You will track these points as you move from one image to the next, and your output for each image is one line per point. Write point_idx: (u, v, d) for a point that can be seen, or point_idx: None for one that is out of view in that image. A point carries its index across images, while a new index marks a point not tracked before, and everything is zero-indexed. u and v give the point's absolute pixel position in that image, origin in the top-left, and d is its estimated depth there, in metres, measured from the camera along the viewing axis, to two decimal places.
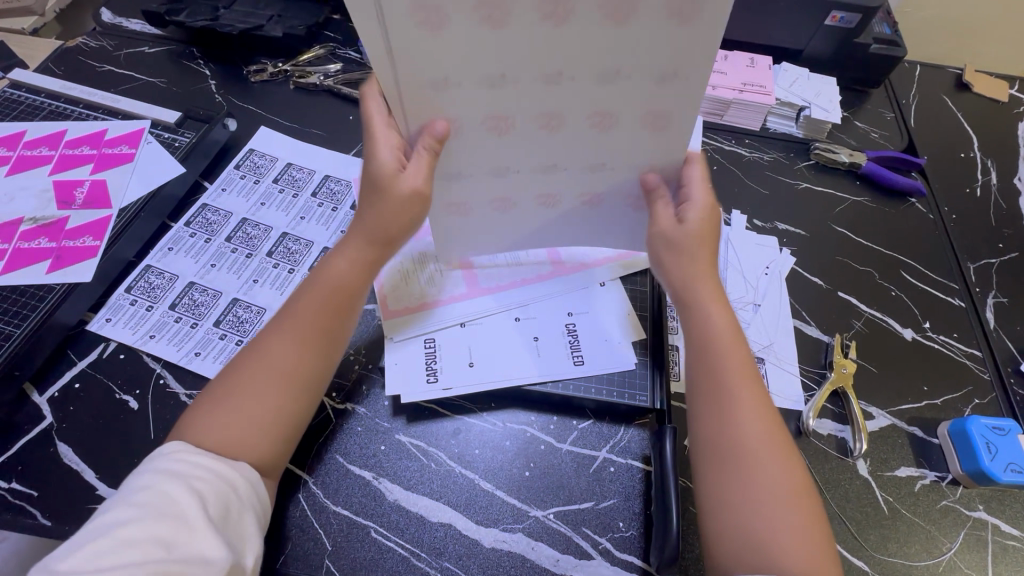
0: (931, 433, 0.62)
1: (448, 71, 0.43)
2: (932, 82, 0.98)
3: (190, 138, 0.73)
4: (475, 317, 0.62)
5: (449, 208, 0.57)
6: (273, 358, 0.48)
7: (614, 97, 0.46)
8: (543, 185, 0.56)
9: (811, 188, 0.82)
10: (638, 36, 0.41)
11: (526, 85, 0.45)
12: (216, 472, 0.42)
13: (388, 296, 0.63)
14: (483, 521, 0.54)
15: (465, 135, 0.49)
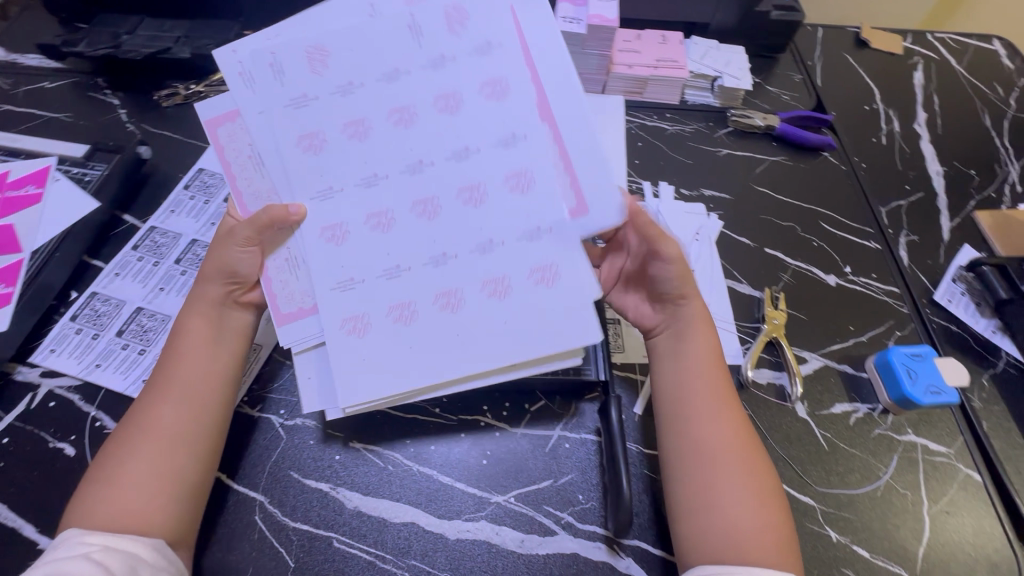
0: (860, 368, 0.66)
1: (330, 180, 0.52)
2: (833, 42, 1.04)
3: (101, 171, 0.70)
4: (376, 319, 0.52)
5: (349, 328, 0.52)
6: (156, 428, 0.49)
7: (472, 170, 0.53)
8: (439, 282, 0.52)
9: (732, 154, 0.85)
10: (468, 113, 0.53)
11: (395, 178, 0.53)
12: (113, 546, 0.43)
13: (279, 295, 0.54)
14: (445, 514, 0.54)
15: (353, 235, 0.52)
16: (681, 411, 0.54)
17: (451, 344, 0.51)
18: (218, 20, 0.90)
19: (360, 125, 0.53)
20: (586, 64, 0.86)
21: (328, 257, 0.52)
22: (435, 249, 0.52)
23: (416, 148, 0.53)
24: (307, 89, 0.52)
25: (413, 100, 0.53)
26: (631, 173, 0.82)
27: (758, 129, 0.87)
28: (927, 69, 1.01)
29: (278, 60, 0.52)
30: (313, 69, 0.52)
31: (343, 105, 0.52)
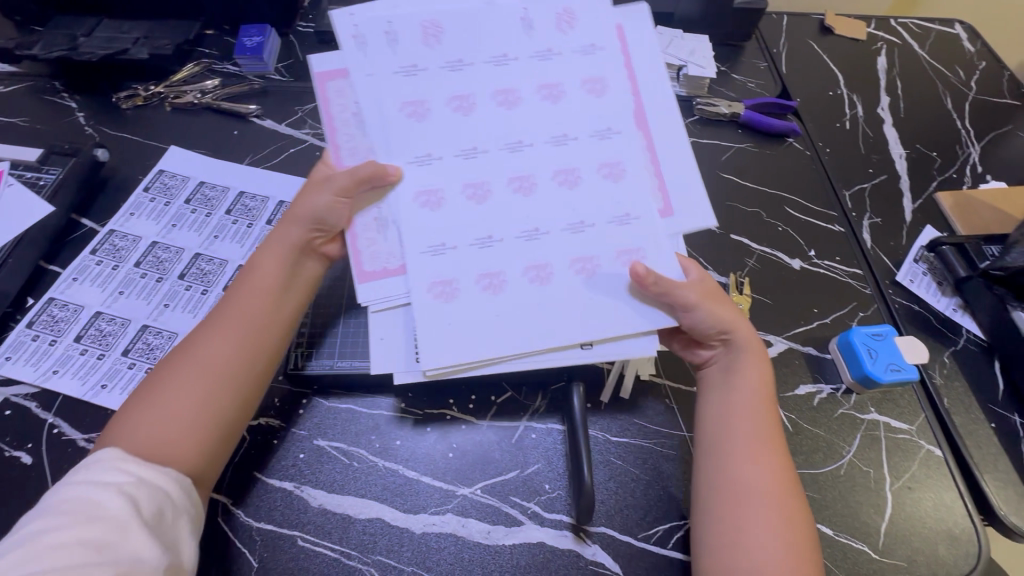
0: (824, 350, 0.67)
1: (431, 148, 0.54)
2: (798, 30, 1.04)
3: (56, 175, 0.69)
4: (463, 287, 0.51)
5: (435, 292, 0.51)
6: (203, 362, 0.50)
7: (567, 156, 0.55)
8: (531, 253, 0.52)
9: (698, 142, 0.86)
10: (565, 107, 0.56)
11: (495, 154, 0.54)
12: (140, 478, 0.43)
13: (364, 253, 0.53)
14: (411, 509, 0.54)
15: (449, 203, 0.53)
16: (724, 441, 0.53)
17: (538, 316, 0.50)
18: (177, 20, 0.89)
19: (465, 100, 0.55)
20: None
21: (417, 220, 0.52)
22: (528, 223, 0.53)
23: (518, 128, 0.55)
24: (419, 61, 0.55)
25: (517, 84, 0.56)
26: None
27: (723, 116, 0.87)
28: (890, 54, 1.02)
29: (394, 29, 0.55)
30: (426, 42, 0.55)
31: (453, 82, 0.55)
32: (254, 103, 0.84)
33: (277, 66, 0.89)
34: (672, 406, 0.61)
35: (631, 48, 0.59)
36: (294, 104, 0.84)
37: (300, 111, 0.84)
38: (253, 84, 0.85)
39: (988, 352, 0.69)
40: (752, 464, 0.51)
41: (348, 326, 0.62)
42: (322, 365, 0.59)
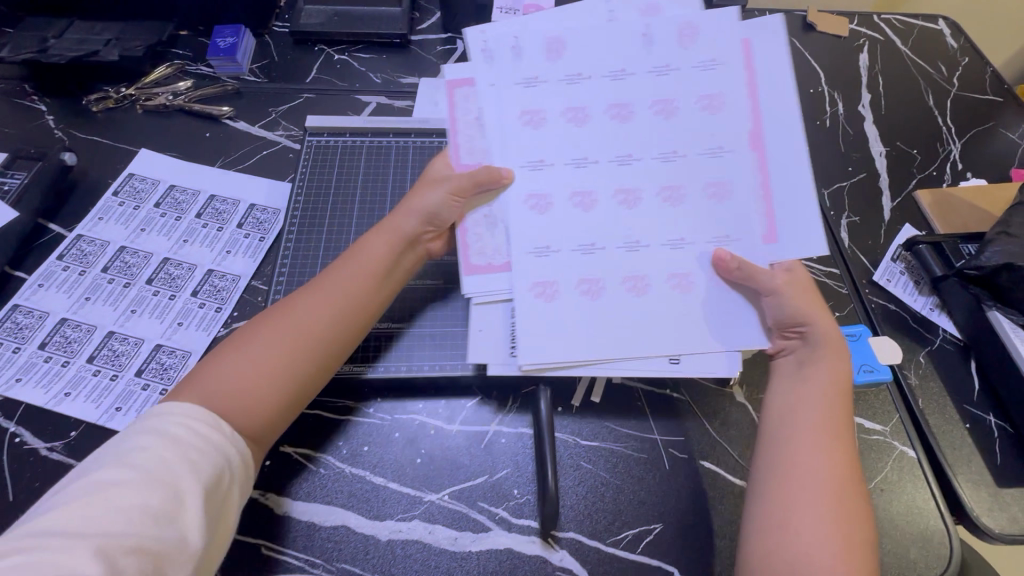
0: None
1: (544, 155, 0.53)
2: None
3: (22, 179, 0.68)
4: (563, 290, 0.51)
5: (538, 292, 0.51)
6: (291, 329, 0.50)
7: (675, 173, 0.53)
8: (631, 264, 0.52)
9: None
10: (679, 123, 0.53)
11: (603, 166, 0.53)
12: (209, 441, 0.43)
13: (472, 247, 0.54)
14: (377, 516, 0.53)
15: (553, 211, 0.53)
16: (789, 432, 0.49)
17: (634, 321, 0.51)
18: (151, 21, 0.88)
19: (579, 112, 0.54)
20: None
21: (527, 221, 0.53)
22: (627, 233, 0.52)
23: (629, 143, 0.53)
24: (539, 73, 0.54)
25: (633, 98, 0.54)
26: None
27: None
28: (873, 50, 1.02)
29: (520, 43, 0.55)
30: (550, 56, 0.55)
31: (571, 96, 0.54)
32: (227, 104, 0.83)
33: (252, 67, 0.88)
34: (644, 408, 0.61)
35: (755, 66, 0.53)
36: (268, 106, 0.83)
37: (274, 113, 0.83)
38: (227, 86, 0.84)
39: (964, 351, 0.68)
40: (818, 456, 0.47)
41: None
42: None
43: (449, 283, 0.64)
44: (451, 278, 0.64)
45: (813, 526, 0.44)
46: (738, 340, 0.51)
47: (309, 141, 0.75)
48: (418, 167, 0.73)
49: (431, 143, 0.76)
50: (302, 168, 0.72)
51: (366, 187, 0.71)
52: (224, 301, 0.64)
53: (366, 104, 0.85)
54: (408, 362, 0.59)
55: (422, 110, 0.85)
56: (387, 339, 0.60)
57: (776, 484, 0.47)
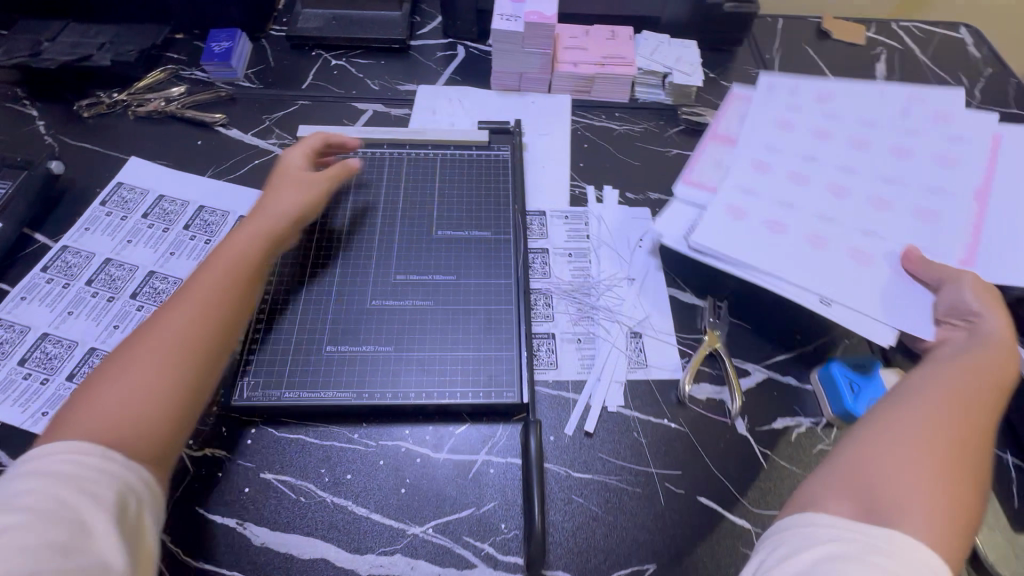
0: (804, 380, 0.63)
1: (779, 138, 0.68)
2: (794, 34, 1.00)
3: (6, 188, 0.67)
4: (727, 223, 0.61)
5: (729, 211, 0.62)
6: (158, 342, 0.47)
7: (898, 191, 0.62)
8: (815, 228, 0.61)
9: (682, 154, 0.82)
10: (919, 161, 0.64)
11: (823, 168, 0.65)
12: (103, 469, 0.39)
13: (694, 173, 0.68)
14: (358, 549, 0.51)
15: (814, 192, 0.63)
16: (921, 388, 0.49)
17: (811, 270, 0.58)
18: (146, 24, 0.86)
19: (826, 128, 0.68)
20: (528, 63, 0.82)
21: (748, 174, 0.65)
22: (824, 211, 0.62)
23: (858, 160, 0.65)
24: (830, 98, 0.71)
25: (880, 133, 0.67)
26: (575, 176, 0.78)
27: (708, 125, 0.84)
28: (890, 60, 0.98)
29: (833, 85, 0.71)
30: (829, 91, 0.71)
31: (858, 117, 0.69)
32: (221, 111, 0.81)
33: (247, 72, 0.86)
34: (639, 439, 0.58)
35: (1001, 154, 0.64)
36: (261, 113, 0.82)
37: (268, 120, 0.81)
38: (222, 92, 0.82)
39: None
40: (943, 412, 0.46)
41: (299, 353, 0.58)
42: (270, 397, 0.56)
43: (440, 305, 0.62)
44: (441, 299, 0.62)
45: (911, 470, 0.42)
46: (905, 319, 0.55)
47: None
48: (412, 181, 0.71)
49: (426, 155, 0.74)
50: None
51: (357, 200, 0.69)
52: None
53: (362, 112, 0.83)
54: (394, 387, 0.57)
55: (420, 120, 0.82)
56: (373, 363, 0.58)
57: (882, 426, 0.46)
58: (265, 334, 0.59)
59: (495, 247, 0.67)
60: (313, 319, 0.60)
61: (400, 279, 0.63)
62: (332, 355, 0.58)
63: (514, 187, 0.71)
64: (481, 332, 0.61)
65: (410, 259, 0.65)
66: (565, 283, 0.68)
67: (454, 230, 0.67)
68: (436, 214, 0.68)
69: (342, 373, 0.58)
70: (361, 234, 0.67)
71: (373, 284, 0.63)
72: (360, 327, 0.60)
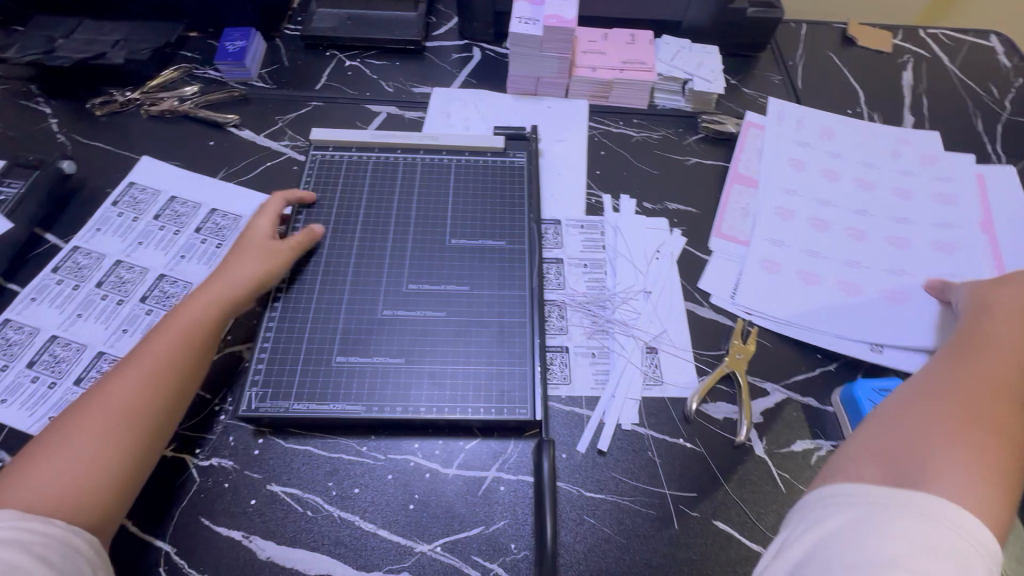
0: (825, 401, 0.61)
1: (795, 189, 0.76)
2: (818, 40, 0.97)
3: (17, 188, 0.66)
4: (768, 276, 0.69)
5: (765, 266, 0.69)
6: (101, 411, 0.49)
7: (906, 232, 0.73)
8: (846, 274, 0.69)
9: (700, 162, 0.80)
10: (913, 203, 0.76)
11: (839, 213, 0.74)
12: (52, 535, 0.42)
13: (725, 222, 0.74)
14: (364, 565, 0.50)
15: (834, 234, 0.72)
16: (943, 372, 0.52)
17: (850, 316, 0.66)
18: (160, 22, 0.85)
19: (831, 173, 0.77)
20: (546, 67, 0.80)
21: (774, 223, 0.73)
22: (850, 256, 0.70)
23: (865, 203, 0.75)
24: (825, 143, 0.81)
25: (875, 179, 0.77)
26: (591, 184, 0.77)
27: (729, 134, 0.82)
28: (917, 68, 0.95)
29: (830, 128, 0.83)
30: (826, 136, 0.82)
31: (853, 162, 0.79)
32: (233, 111, 0.80)
33: (261, 72, 0.85)
34: (654, 459, 0.57)
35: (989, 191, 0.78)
36: (274, 114, 0.80)
37: (281, 121, 0.80)
38: (235, 92, 0.81)
39: None
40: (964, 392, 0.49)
41: (308, 363, 0.57)
42: (277, 408, 0.55)
43: (452, 316, 0.61)
44: (454, 310, 0.61)
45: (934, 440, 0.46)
46: None
47: (314, 155, 0.72)
48: (425, 187, 0.70)
49: (440, 161, 0.72)
50: (304, 183, 0.69)
51: (370, 206, 0.68)
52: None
53: (375, 114, 0.82)
54: (405, 401, 0.56)
55: (434, 123, 0.81)
56: (384, 375, 0.57)
57: (909, 403, 0.50)
58: (274, 342, 0.58)
59: (509, 257, 0.65)
60: (323, 328, 0.59)
61: (412, 288, 0.62)
62: (343, 366, 0.57)
63: (529, 196, 0.70)
64: (494, 345, 0.59)
65: (423, 268, 0.64)
66: (580, 295, 0.66)
67: (467, 239, 0.66)
68: (449, 221, 0.67)
69: (352, 384, 0.56)
70: (374, 240, 0.65)
71: (385, 292, 0.62)
72: (371, 337, 0.59)
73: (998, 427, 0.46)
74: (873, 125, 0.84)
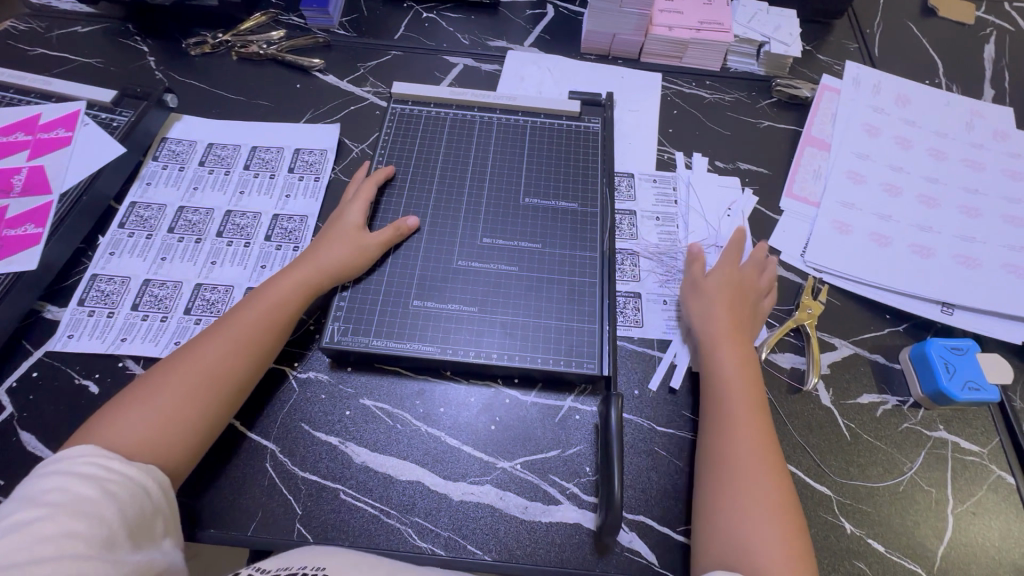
0: (892, 359, 0.63)
1: (867, 153, 0.75)
2: (897, 9, 0.95)
3: (128, 118, 0.70)
4: (839, 236, 0.69)
5: (836, 228, 0.70)
6: (188, 372, 0.50)
7: (979, 200, 0.72)
8: (918, 237, 0.69)
9: (773, 126, 0.80)
10: (991, 171, 0.75)
11: (912, 178, 0.74)
12: (127, 475, 0.43)
13: (795, 183, 0.74)
14: (451, 476, 0.54)
15: (908, 199, 0.72)
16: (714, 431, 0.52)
17: (922, 278, 0.66)
18: None
19: (904, 140, 0.77)
20: (624, 24, 0.81)
21: (845, 186, 0.73)
22: (921, 220, 0.70)
23: (938, 170, 0.74)
24: (893, 111, 0.79)
25: (948, 149, 0.76)
26: (663, 142, 0.78)
27: (804, 99, 0.81)
28: (999, 41, 0.93)
29: (904, 96, 0.81)
30: (899, 103, 0.80)
31: (926, 130, 0.78)
32: (318, 57, 0.83)
33: (342, 20, 0.88)
34: None
35: None
36: (356, 61, 0.83)
37: (362, 68, 0.82)
38: (319, 38, 0.84)
39: None
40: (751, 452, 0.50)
41: (401, 296, 0.61)
42: (358, 344, 0.58)
43: (530, 268, 0.63)
44: (532, 265, 0.63)
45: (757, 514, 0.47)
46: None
47: (393, 109, 0.74)
48: (504, 141, 0.72)
49: (516, 121, 0.74)
50: (385, 133, 0.72)
51: (450, 155, 0.71)
52: (299, 241, 0.66)
53: (452, 65, 0.84)
54: (477, 347, 0.58)
55: (510, 76, 0.83)
56: (462, 322, 0.60)
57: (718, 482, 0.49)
58: (354, 287, 0.61)
59: (585, 210, 0.67)
60: (401, 276, 0.62)
61: (485, 243, 0.65)
62: (421, 310, 0.60)
63: (602, 156, 0.71)
64: (574, 288, 0.62)
65: (496, 225, 0.66)
66: (654, 246, 0.68)
67: (539, 199, 0.68)
68: (527, 179, 0.70)
69: (442, 323, 0.59)
70: (452, 185, 0.68)
71: (460, 244, 0.64)
72: (446, 285, 0.62)
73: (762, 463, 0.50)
74: (946, 93, 0.82)
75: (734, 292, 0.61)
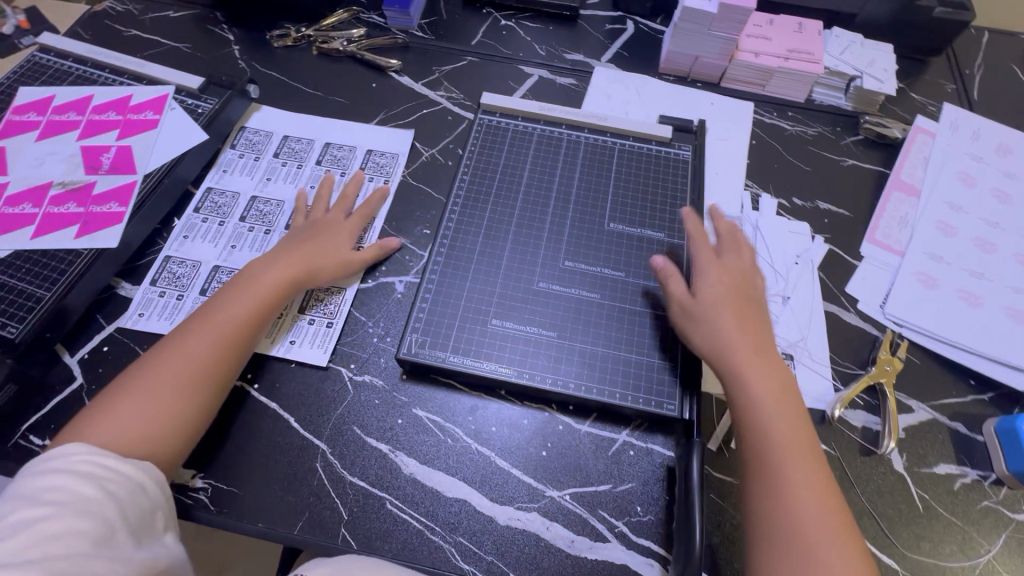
0: (975, 430, 0.58)
1: (960, 204, 0.70)
2: (1000, 50, 0.90)
3: (212, 105, 0.72)
4: (924, 291, 0.65)
5: (920, 281, 0.66)
6: (178, 362, 0.51)
7: None
8: (1012, 300, 0.64)
9: (858, 165, 0.76)
10: None
11: (1011, 235, 0.69)
12: (125, 472, 0.43)
13: (878, 228, 0.70)
14: (499, 499, 0.53)
15: (1004, 258, 0.67)
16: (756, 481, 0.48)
17: (1013, 344, 0.62)
18: None
19: (1003, 194, 0.71)
20: (709, 47, 0.78)
21: (934, 238, 0.68)
22: (1016, 282, 0.65)
23: None
24: (992, 161, 0.74)
25: None
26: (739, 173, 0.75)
27: (894, 140, 0.77)
28: None
29: (1007, 146, 0.76)
30: (1000, 153, 0.75)
31: None
32: (394, 57, 0.83)
33: (420, 22, 0.88)
34: None
35: None
36: (431, 64, 0.83)
37: (438, 72, 0.82)
38: (398, 38, 0.84)
39: None
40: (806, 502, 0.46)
41: (466, 316, 0.60)
42: (433, 356, 0.58)
43: (607, 299, 0.61)
44: (610, 295, 0.61)
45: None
46: None
47: (481, 119, 0.74)
48: (576, 160, 0.71)
49: (588, 140, 0.73)
50: (470, 144, 0.71)
51: (530, 172, 0.70)
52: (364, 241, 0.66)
53: (527, 76, 0.83)
54: (552, 375, 0.57)
55: (584, 92, 0.81)
56: (533, 345, 0.59)
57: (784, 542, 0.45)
58: (433, 300, 0.61)
59: (655, 239, 0.65)
60: (480, 291, 0.61)
61: (568, 266, 0.63)
62: (497, 330, 0.59)
63: (691, 187, 0.69)
64: (645, 319, 0.60)
65: (580, 248, 0.65)
66: None
67: (626, 226, 0.66)
68: (610, 203, 0.68)
69: (504, 347, 0.58)
70: (534, 202, 0.68)
71: (541, 266, 0.63)
72: (507, 302, 0.61)
73: (813, 496, 0.46)
74: None
75: (731, 309, 0.55)
